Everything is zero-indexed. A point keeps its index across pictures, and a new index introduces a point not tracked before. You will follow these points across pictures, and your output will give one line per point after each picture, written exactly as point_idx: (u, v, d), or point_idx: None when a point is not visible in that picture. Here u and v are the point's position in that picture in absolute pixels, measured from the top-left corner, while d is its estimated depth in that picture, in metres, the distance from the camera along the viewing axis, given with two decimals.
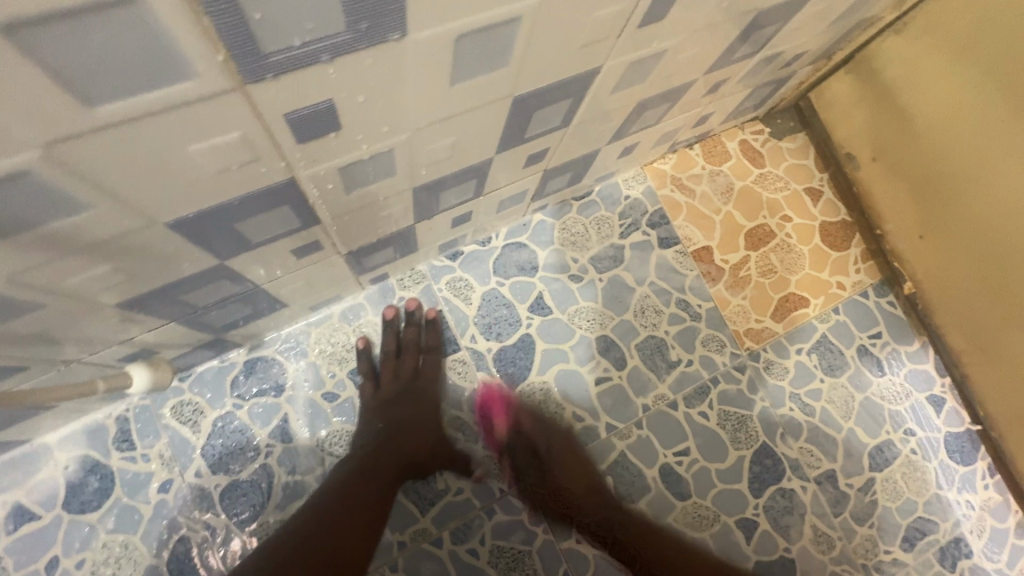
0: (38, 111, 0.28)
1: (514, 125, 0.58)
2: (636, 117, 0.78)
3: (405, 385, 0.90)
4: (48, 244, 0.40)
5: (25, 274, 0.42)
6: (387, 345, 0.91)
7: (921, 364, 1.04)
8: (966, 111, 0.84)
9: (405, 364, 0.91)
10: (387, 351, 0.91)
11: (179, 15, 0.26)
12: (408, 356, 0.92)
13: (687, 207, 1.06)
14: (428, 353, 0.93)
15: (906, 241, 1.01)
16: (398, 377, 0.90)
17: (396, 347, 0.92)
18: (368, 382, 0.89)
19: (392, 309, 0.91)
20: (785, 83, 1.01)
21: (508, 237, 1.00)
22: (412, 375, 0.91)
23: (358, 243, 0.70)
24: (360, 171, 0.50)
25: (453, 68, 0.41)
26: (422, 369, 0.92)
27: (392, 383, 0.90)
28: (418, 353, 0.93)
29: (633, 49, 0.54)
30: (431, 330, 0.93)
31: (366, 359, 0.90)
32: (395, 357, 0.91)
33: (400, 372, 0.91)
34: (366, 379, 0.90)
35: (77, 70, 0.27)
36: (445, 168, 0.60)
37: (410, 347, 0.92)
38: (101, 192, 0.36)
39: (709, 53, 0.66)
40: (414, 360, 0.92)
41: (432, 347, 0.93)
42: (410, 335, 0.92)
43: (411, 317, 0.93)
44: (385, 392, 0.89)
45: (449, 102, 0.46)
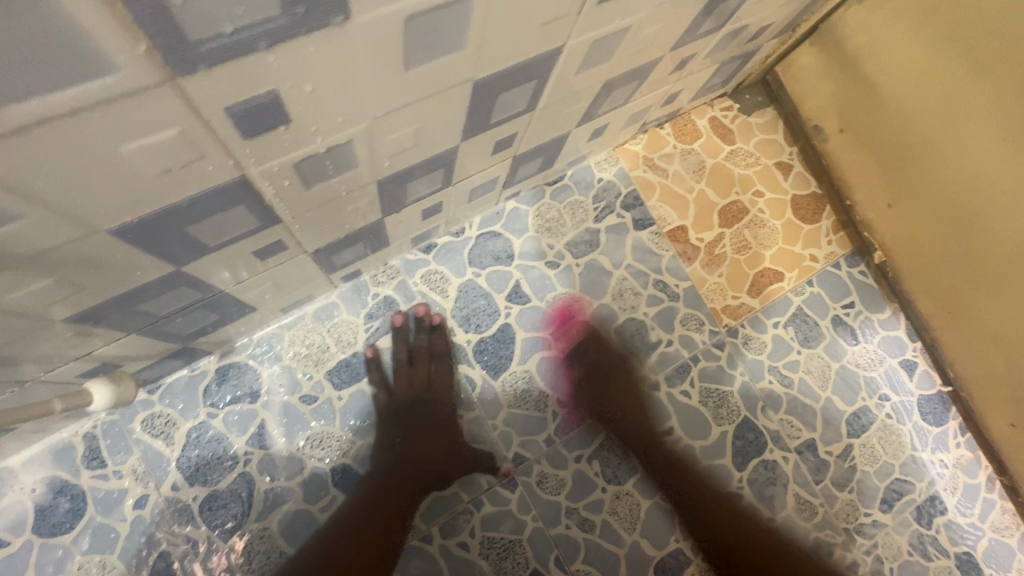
0: None
1: (478, 111, 0.56)
2: (603, 98, 0.76)
3: (418, 394, 0.91)
4: None
5: None
6: (398, 353, 0.91)
7: (893, 330, 1.06)
8: (929, 77, 0.84)
9: (417, 373, 0.91)
10: (399, 360, 0.91)
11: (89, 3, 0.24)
12: (421, 365, 0.92)
13: (660, 187, 1.06)
14: (439, 361, 0.92)
15: (875, 210, 1.02)
16: (411, 386, 0.91)
17: (409, 355, 0.92)
18: (382, 391, 0.89)
19: (400, 316, 0.91)
20: (752, 58, 1.00)
21: (482, 227, 0.98)
22: (425, 384, 0.92)
23: (323, 240, 0.68)
24: (318, 165, 0.48)
25: (405, 53, 0.39)
26: (435, 379, 0.92)
27: (405, 392, 0.91)
28: (429, 362, 0.92)
29: (595, 27, 0.52)
30: (441, 338, 0.92)
31: (377, 366, 0.89)
32: (408, 365, 0.91)
33: (413, 381, 0.91)
34: (378, 388, 0.89)
35: None
36: (410, 158, 0.58)
37: (422, 354, 0.92)
38: (31, 202, 0.34)
39: (674, 30, 0.65)
40: (427, 368, 0.92)
41: (443, 355, 0.92)
42: (421, 342, 0.92)
43: (421, 324, 0.92)
44: (399, 400, 0.90)
45: (406, 88, 0.43)
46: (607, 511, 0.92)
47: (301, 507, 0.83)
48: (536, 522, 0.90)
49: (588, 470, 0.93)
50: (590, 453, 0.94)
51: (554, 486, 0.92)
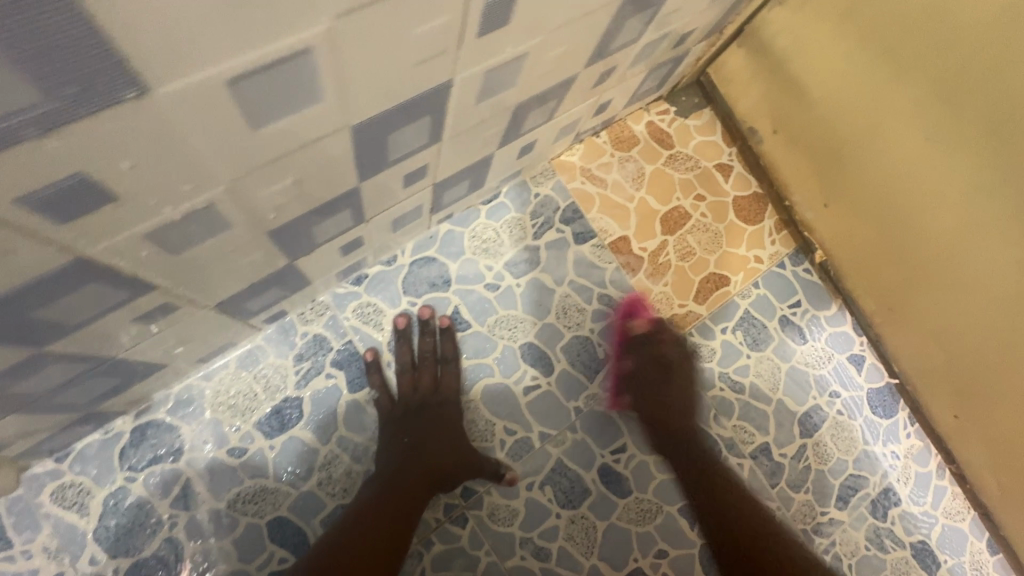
0: None
1: (367, 153, 0.52)
2: (522, 119, 0.73)
3: (425, 398, 0.88)
4: None
5: None
6: (402, 357, 0.89)
7: (840, 326, 1.05)
8: (852, 78, 0.83)
9: (423, 376, 0.89)
10: (403, 365, 0.89)
11: None
12: (426, 369, 0.90)
13: (599, 198, 1.03)
14: (446, 365, 0.90)
15: (813, 210, 1.02)
16: (417, 390, 0.89)
17: (413, 360, 0.90)
18: (384, 397, 0.87)
19: (404, 318, 0.90)
20: (682, 62, 0.98)
21: (415, 253, 0.94)
22: (432, 386, 0.89)
23: (222, 294, 0.63)
24: (179, 233, 0.43)
25: (243, 114, 0.34)
26: (441, 382, 0.90)
27: (410, 396, 0.88)
28: (436, 365, 0.90)
29: (483, 59, 0.48)
30: (447, 340, 0.91)
31: (378, 372, 0.87)
32: (412, 369, 0.89)
33: (419, 385, 0.89)
34: (382, 393, 0.87)
35: None
36: (301, 207, 0.53)
37: (426, 358, 0.90)
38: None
39: (583, 48, 0.61)
40: (433, 370, 0.90)
41: (448, 357, 0.91)
42: (426, 346, 0.90)
43: (426, 326, 0.91)
44: (404, 406, 0.87)
45: (263, 147, 0.39)
46: (562, 537, 0.90)
47: (237, 566, 0.79)
48: (491, 556, 0.87)
49: (540, 497, 0.90)
50: (542, 479, 0.91)
51: (506, 517, 0.89)
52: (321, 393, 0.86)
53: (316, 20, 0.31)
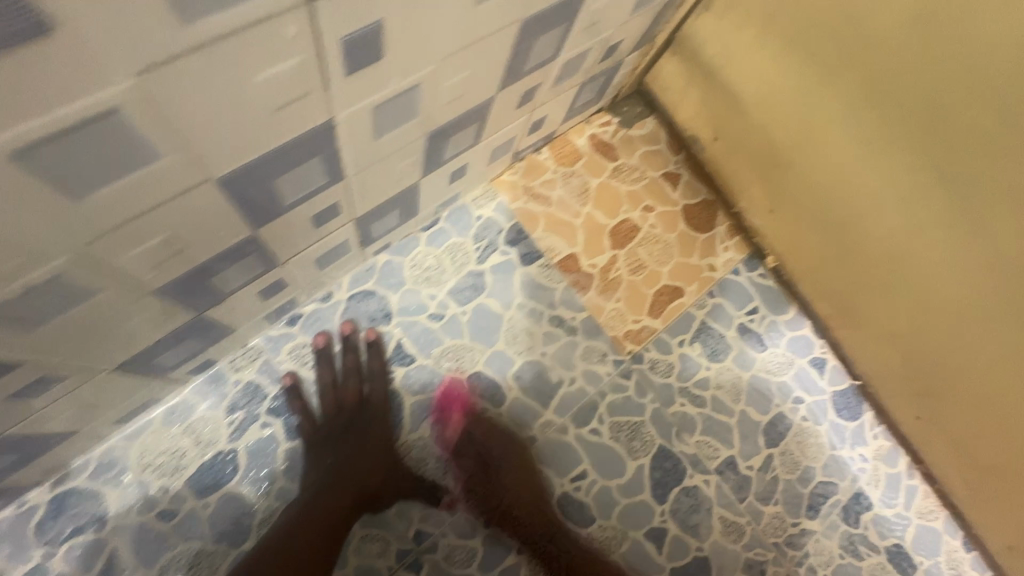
0: None
1: (251, 203, 0.48)
2: (441, 145, 0.70)
3: (350, 418, 0.86)
4: None
5: None
6: (323, 378, 0.86)
7: (799, 330, 1.04)
8: (783, 82, 0.82)
9: (347, 395, 0.86)
10: (324, 384, 0.86)
11: None
12: (350, 387, 0.86)
13: (545, 216, 1.00)
14: (372, 382, 0.87)
15: (760, 216, 1.00)
16: (340, 411, 0.86)
17: (334, 380, 0.87)
18: (304, 419, 0.83)
19: (322, 337, 0.87)
20: (616, 74, 0.96)
21: (352, 287, 0.90)
22: (357, 404, 0.86)
23: (122, 355, 0.59)
24: (27, 310, 0.39)
25: (52, 181, 0.31)
26: (367, 400, 0.87)
27: (333, 418, 0.86)
28: (360, 382, 0.87)
29: (363, 95, 0.45)
30: (374, 356, 0.88)
31: (298, 395, 0.84)
32: (334, 389, 0.86)
33: (343, 405, 0.86)
34: (301, 418, 0.84)
35: None
36: (188, 261, 0.49)
37: (349, 375, 0.87)
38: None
39: (489, 73, 0.59)
40: (357, 388, 0.87)
41: (375, 373, 0.87)
42: (349, 363, 0.87)
43: (348, 343, 0.87)
44: (326, 431, 0.85)
45: (98, 214, 0.36)
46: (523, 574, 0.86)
47: None
48: None
49: (499, 533, 0.87)
50: (500, 515, 0.87)
51: (463, 558, 0.85)
52: (256, 443, 0.81)
53: (112, 80, 0.27)
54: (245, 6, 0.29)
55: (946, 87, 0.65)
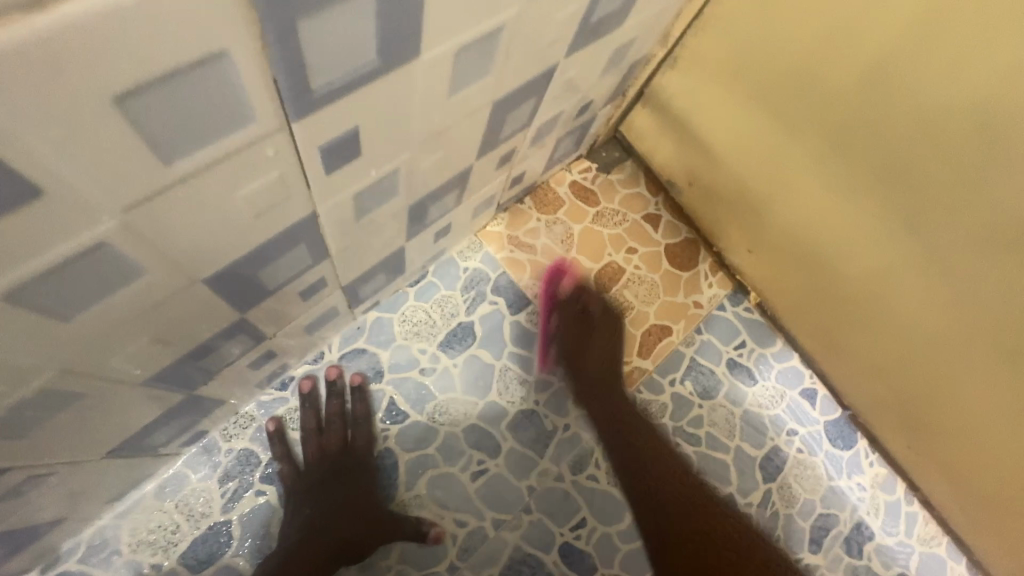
0: None
1: (239, 293, 0.49)
2: (424, 211, 0.72)
3: (333, 463, 0.85)
4: None
5: None
6: (307, 423, 0.86)
7: (787, 362, 1.05)
8: (748, 134, 0.86)
9: (331, 441, 0.86)
10: (308, 430, 0.86)
11: None
12: (334, 432, 0.86)
13: (530, 264, 1.02)
14: (357, 425, 0.87)
15: (740, 256, 1.03)
16: (324, 458, 0.85)
17: (318, 425, 0.86)
18: (287, 467, 0.83)
19: (309, 381, 0.88)
20: (592, 125, 0.99)
21: (343, 346, 0.91)
22: (341, 449, 0.86)
23: (112, 443, 0.59)
24: (19, 420, 0.40)
25: (40, 311, 0.32)
26: (350, 444, 0.86)
27: (317, 466, 0.84)
28: (345, 427, 0.87)
29: (344, 187, 0.47)
30: (358, 400, 0.88)
31: (280, 441, 0.84)
32: (318, 434, 0.86)
33: (326, 451, 0.85)
34: (285, 463, 0.83)
35: None
36: (175, 352, 0.50)
37: (334, 421, 0.87)
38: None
39: (467, 146, 0.61)
40: (342, 433, 0.87)
41: (359, 419, 0.87)
42: (333, 409, 0.87)
43: (333, 388, 0.88)
44: (310, 478, 0.84)
45: (89, 329, 0.37)
46: None
47: None
48: None
49: None
50: (500, 570, 0.86)
51: None
52: (250, 513, 0.81)
53: (100, 220, 0.29)
54: (225, 140, 0.31)
55: (903, 140, 0.68)
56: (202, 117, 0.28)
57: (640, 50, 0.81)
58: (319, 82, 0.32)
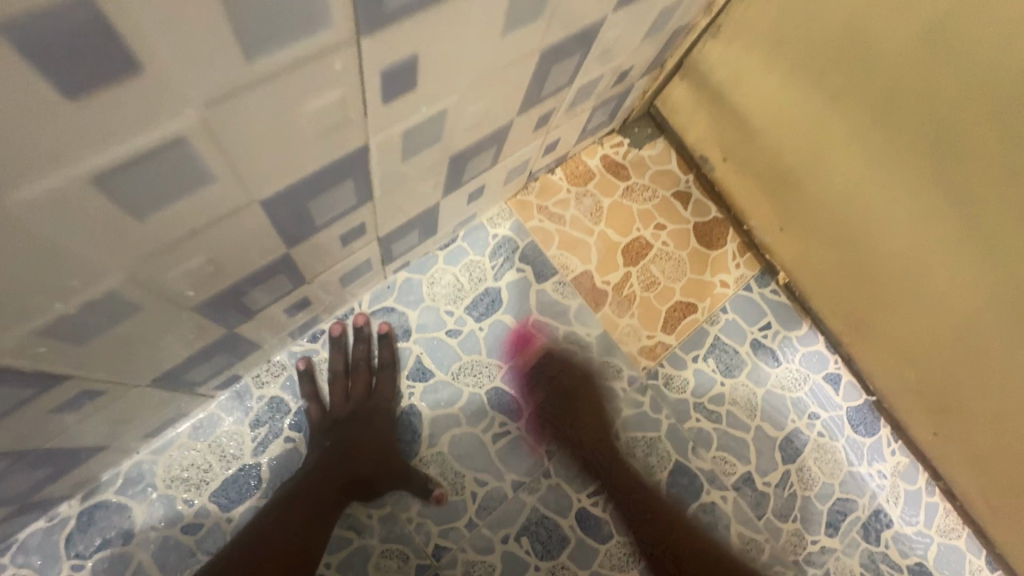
0: None
1: (290, 224, 0.51)
2: (462, 168, 0.74)
3: (356, 406, 0.86)
4: None
5: None
6: (335, 366, 0.88)
7: (812, 346, 1.04)
8: (787, 106, 0.86)
9: (356, 384, 0.87)
10: (335, 372, 0.87)
11: None
12: (359, 377, 0.88)
13: (559, 235, 1.03)
14: (382, 372, 0.89)
15: (771, 234, 1.03)
16: (348, 400, 0.86)
17: (345, 366, 0.88)
18: (313, 406, 0.85)
19: (339, 326, 0.89)
20: (628, 96, 0.99)
21: (373, 303, 0.93)
22: (365, 394, 0.87)
23: (155, 371, 0.61)
24: (83, 325, 0.42)
25: (120, 206, 0.33)
26: (375, 389, 0.88)
27: (341, 407, 0.86)
28: (370, 373, 0.89)
29: (397, 122, 0.48)
30: (384, 346, 0.90)
31: (310, 382, 0.86)
32: (344, 377, 0.88)
33: (351, 394, 0.87)
34: (311, 403, 0.85)
35: None
36: (223, 280, 0.51)
37: (360, 364, 0.88)
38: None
39: (509, 98, 0.62)
40: (367, 379, 0.88)
41: (385, 365, 0.89)
42: (360, 354, 0.89)
43: (360, 334, 0.89)
44: (334, 415, 0.85)
45: (157, 235, 0.38)
46: None
47: None
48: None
49: (518, 549, 0.87)
50: (517, 530, 0.87)
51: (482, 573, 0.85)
52: (278, 458, 0.83)
53: (181, 111, 0.30)
54: (302, 45, 0.32)
55: (953, 110, 0.67)
56: (286, 14, 0.29)
57: (683, 16, 0.81)
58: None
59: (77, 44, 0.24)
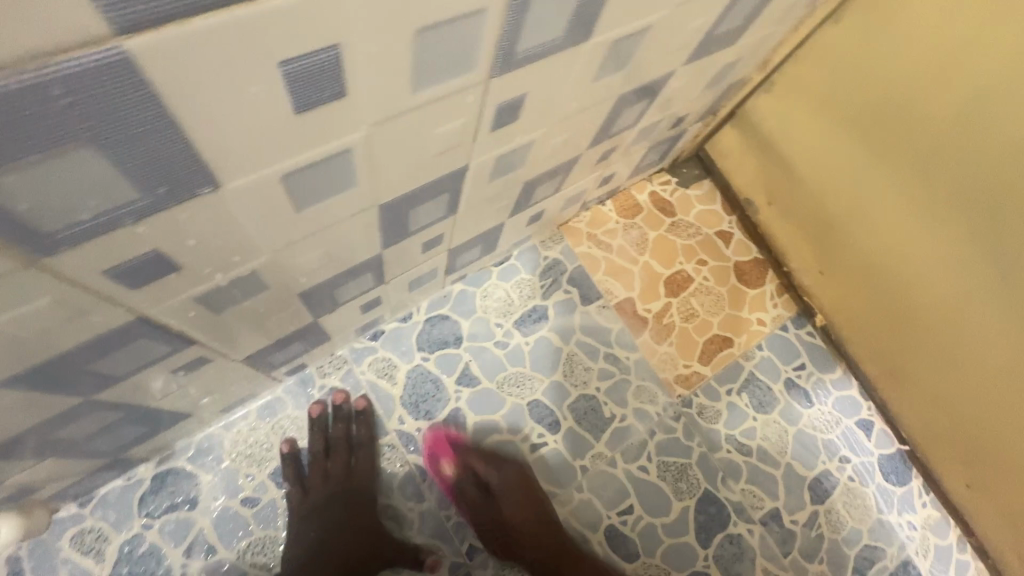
0: None
1: (392, 227, 0.59)
2: (531, 191, 0.81)
3: (336, 487, 0.86)
4: None
5: None
6: (314, 448, 0.88)
7: (846, 390, 1.07)
8: (837, 156, 0.92)
9: (335, 464, 0.87)
10: (314, 454, 0.88)
11: None
12: (339, 456, 0.88)
13: (605, 262, 1.09)
14: (360, 450, 0.89)
15: (810, 277, 1.07)
16: (327, 481, 0.86)
17: (324, 448, 0.89)
18: (294, 490, 0.85)
19: (318, 407, 0.90)
20: (681, 139, 1.06)
21: (430, 310, 1.00)
22: (344, 474, 0.87)
23: (251, 348, 0.68)
24: (226, 295, 0.49)
25: (292, 197, 0.41)
26: (354, 467, 0.88)
27: (320, 489, 0.86)
28: (349, 452, 0.89)
29: (497, 147, 0.56)
30: (362, 425, 0.90)
31: (292, 464, 0.86)
32: (323, 457, 0.88)
33: (330, 475, 0.87)
34: (292, 487, 0.85)
35: None
36: (328, 270, 0.59)
37: (339, 445, 0.89)
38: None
39: (584, 134, 0.70)
40: (346, 458, 0.88)
41: (363, 443, 0.89)
42: (338, 432, 0.89)
43: (339, 412, 0.90)
44: (313, 499, 0.85)
45: (304, 223, 0.46)
46: None
47: None
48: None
49: None
50: None
51: None
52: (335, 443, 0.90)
53: (359, 127, 0.38)
54: (453, 80, 0.40)
55: (999, 173, 0.73)
56: (451, 56, 0.37)
57: (742, 70, 0.88)
58: (523, 46, 0.41)
59: (319, 75, 0.31)
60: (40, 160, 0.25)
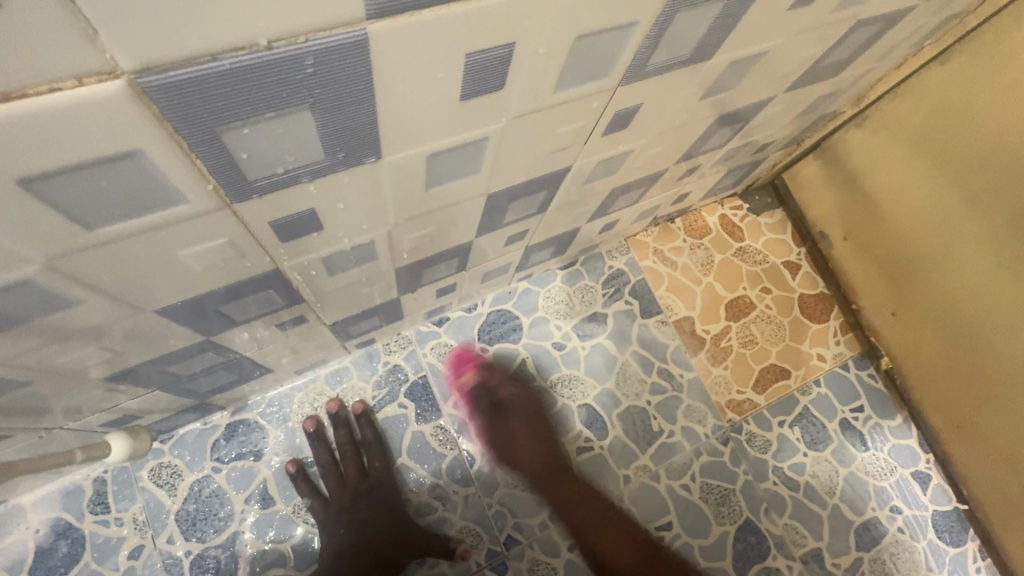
0: (56, 236, 0.31)
1: (491, 216, 0.62)
2: (613, 199, 0.83)
3: (355, 489, 0.89)
4: (52, 338, 0.42)
5: (33, 363, 0.45)
6: (321, 459, 0.90)
7: (904, 439, 1.03)
8: (927, 198, 0.91)
9: (348, 468, 0.90)
10: (324, 465, 0.89)
11: (184, 168, 0.30)
12: (349, 461, 0.90)
13: (668, 279, 1.10)
14: (369, 450, 0.91)
15: (881, 318, 1.05)
16: (344, 485, 0.89)
17: (332, 458, 0.90)
18: (315, 501, 0.87)
19: (311, 420, 0.91)
20: (760, 165, 1.06)
21: (493, 304, 1.03)
22: (360, 475, 0.90)
23: (340, 314, 0.73)
24: (343, 259, 0.53)
25: (428, 176, 0.45)
26: (368, 469, 0.90)
27: (341, 493, 0.89)
28: (360, 453, 0.92)
29: (602, 151, 0.59)
30: (364, 424, 0.92)
31: (304, 480, 0.88)
32: (334, 466, 0.90)
33: (346, 478, 0.90)
34: (312, 499, 0.87)
35: (90, 206, 0.30)
36: (427, 250, 0.63)
37: (346, 449, 0.91)
38: (84, 288, 0.37)
39: (678, 148, 0.72)
40: (357, 460, 0.91)
41: (370, 442, 0.91)
42: (343, 438, 0.91)
43: (337, 419, 0.91)
44: (336, 503, 0.88)
45: (428, 201, 0.49)
46: None
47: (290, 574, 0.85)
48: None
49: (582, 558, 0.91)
50: None
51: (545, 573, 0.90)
52: (393, 417, 0.94)
53: (501, 119, 0.41)
54: (588, 85, 0.43)
55: None
56: (594, 63, 0.40)
57: (837, 102, 0.88)
58: (655, 59, 0.44)
59: (489, 69, 0.35)
60: (271, 117, 0.29)
